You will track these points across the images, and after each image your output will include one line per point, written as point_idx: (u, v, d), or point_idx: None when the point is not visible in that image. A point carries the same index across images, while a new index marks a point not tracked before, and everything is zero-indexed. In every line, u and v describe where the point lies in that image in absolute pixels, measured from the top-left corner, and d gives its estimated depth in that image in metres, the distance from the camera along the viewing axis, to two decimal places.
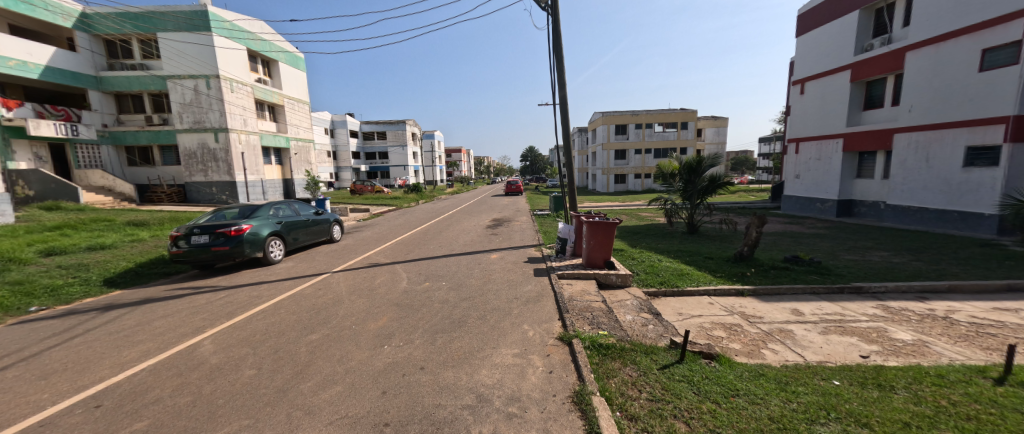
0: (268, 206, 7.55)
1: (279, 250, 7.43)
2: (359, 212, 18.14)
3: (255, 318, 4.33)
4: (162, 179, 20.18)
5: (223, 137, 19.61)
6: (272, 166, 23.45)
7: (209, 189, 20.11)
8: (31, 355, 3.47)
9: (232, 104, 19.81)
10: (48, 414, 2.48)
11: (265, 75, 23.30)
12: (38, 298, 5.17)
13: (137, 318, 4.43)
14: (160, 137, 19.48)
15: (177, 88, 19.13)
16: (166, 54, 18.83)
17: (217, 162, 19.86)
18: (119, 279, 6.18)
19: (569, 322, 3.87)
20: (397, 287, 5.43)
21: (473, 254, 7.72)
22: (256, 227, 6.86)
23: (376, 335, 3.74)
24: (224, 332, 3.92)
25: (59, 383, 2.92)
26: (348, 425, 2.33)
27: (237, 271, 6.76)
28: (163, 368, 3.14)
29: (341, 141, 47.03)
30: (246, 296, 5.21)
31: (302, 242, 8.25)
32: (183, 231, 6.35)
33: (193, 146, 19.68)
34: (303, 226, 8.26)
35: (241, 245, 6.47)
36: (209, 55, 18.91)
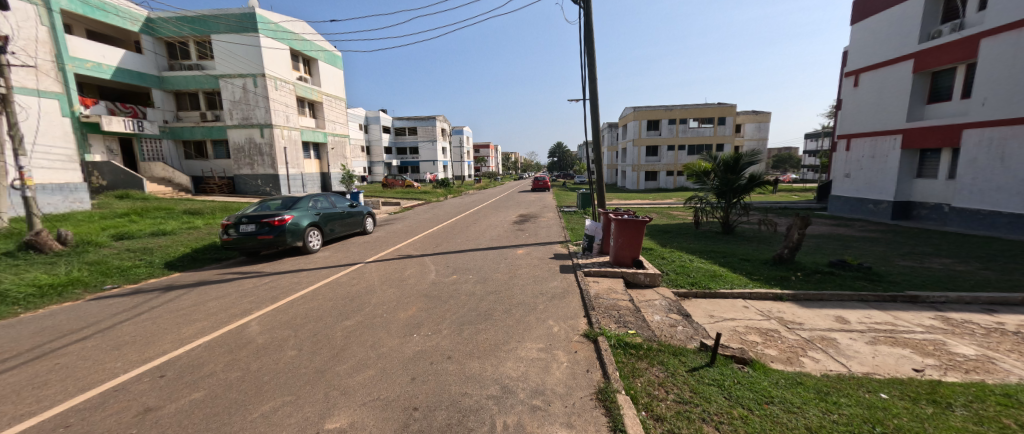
0: (308, 197, 7.94)
1: (317, 239, 7.80)
2: (389, 206, 18.76)
3: (296, 302, 4.60)
4: (214, 171, 21.59)
5: (268, 133, 20.84)
6: (311, 161, 24.60)
7: (255, 182, 21.43)
8: (106, 327, 3.88)
9: (276, 101, 21.00)
10: (120, 381, 2.77)
11: (305, 73, 24.42)
12: (111, 276, 5.77)
13: (193, 299, 4.84)
14: (212, 132, 20.93)
15: (227, 87, 20.47)
16: (218, 54, 20.15)
17: (263, 156, 21.15)
18: (178, 262, 6.74)
19: (595, 319, 3.83)
20: (425, 278, 5.60)
21: (500, 249, 7.80)
22: (296, 218, 7.24)
23: (406, 324, 3.86)
24: (269, 314, 4.19)
25: (130, 353, 3.25)
26: (380, 407, 2.45)
27: (279, 258, 7.22)
28: (215, 345, 3.41)
29: (375, 136, 48.73)
30: (288, 281, 5.56)
31: (338, 233, 8.64)
32: (233, 220, 6.82)
33: (242, 141, 21.01)
34: (338, 218, 8.63)
35: (284, 234, 6.88)
36: (255, 55, 20.11)
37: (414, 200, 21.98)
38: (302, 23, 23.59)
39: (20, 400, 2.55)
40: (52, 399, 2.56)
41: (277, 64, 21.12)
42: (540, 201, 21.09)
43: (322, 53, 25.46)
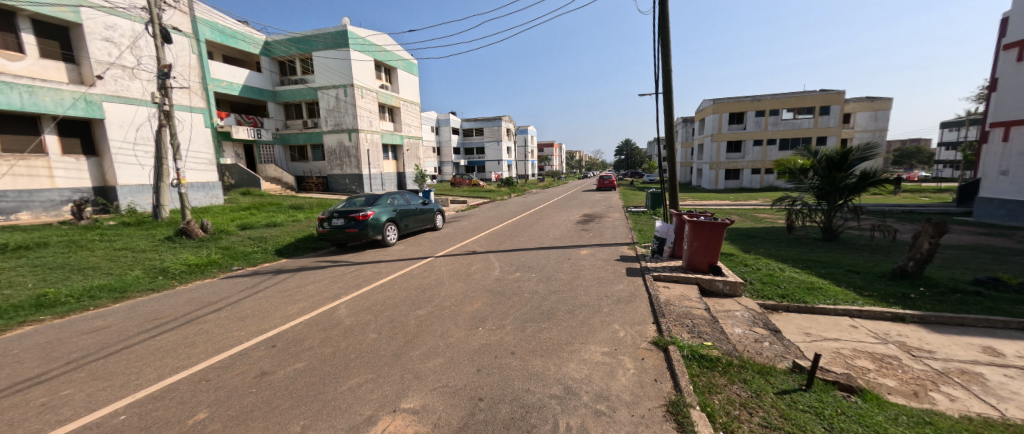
0: (387, 195, 8.70)
1: (393, 234, 8.50)
2: (457, 204, 19.73)
3: (377, 290, 5.08)
4: (312, 172, 24.75)
5: (354, 137, 23.31)
6: (389, 161, 26.90)
7: (344, 181, 24.06)
8: (234, 301, 4.71)
9: (361, 108, 23.34)
10: (244, 347, 3.33)
11: (386, 81, 26.77)
12: (238, 259, 6.96)
13: (296, 282, 5.62)
14: (312, 137, 24.00)
15: (323, 97, 23.26)
16: (318, 69, 23.04)
17: (350, 158, 23.69)
18: (285, 249, 7.88)
19: (665, 327, 3.61)
20: (490, 274, 5.79)
21: (563, 248, 7.74)
22: (377, 214, 7.97)
23: (472, 317, 4.03)
24: (354, 299, 4.69)
25: (250, 324, 3.90)
26: (448, 394, 2.59)
27: (362, 250, 8.02)
28: (312, 323, 3.92)
29: (445, 138, 51.61)
30: (370, 271, 6.17)
31: (412, 228, 9.32)
32: (326, 214, 7.76)
33: (334, 145, 23.75)
34: (412, 214, 9.31)
35: (367, 228, 7.64)
36: (346, 68, 22.59)
37: (480, 199, 22.77)
38: (384, 36, 25.86)
39: (178, 355, 3.22)
40: (198, 357, 3.18)
41: (363, 74, 23.49)
42: (606, 200, 20.46)
43: (401, 62, 27.64)
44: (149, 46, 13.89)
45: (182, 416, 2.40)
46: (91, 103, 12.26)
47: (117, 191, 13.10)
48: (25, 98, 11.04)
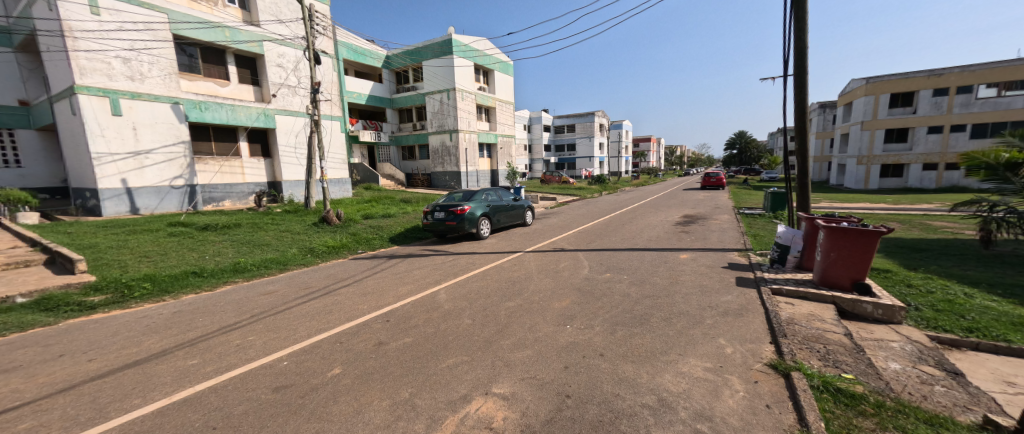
0: (481, 191, 9.25)
1: (486, 227, 9.02)
2: (546, 201, 19.99)
3: (471, 279, 5.46)
4: (418, 169, 27.81)
5: (455, 137, 25.48)
6: (484, 160, 28.65)
7: (446, 178, 26.32)
8: (359, 279, 5.60)
9: (462, 110, 25.40)
10: (366, 318, 3.94)
11: (484, 84, 28.59)
12: (362, 244, 8.24)
13: (404, 266, 6.40)
14: (420, 138, 26.93)
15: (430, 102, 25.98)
16: (427, 77, 25.86)
17: (451, 156, 25.91)
18: (396, 238, 9.03)
19: (787, 349, 3.09)
20: (579, 272, 5.72)
21: (659, 251, 7.23)
22: (472, 208, 8.55)
23: (560, 314, 4.04)
24: (452, 286, 5.13)
25: (370, 300, 4.59)
26: (536, 386, 2.65)
27: (458, 241, 8.70)
28: (418, 304, 4.41)
29: (537, 135, 52.66)
30: (465, 261, 6.66)
31: (503, 223, 9.77)
32: (430, 208, 8.62)
33: (438, 145, 26.27)
34: (504, 210, 9.75)
35: (464, 222, 8.25)
36: (450, 74, 24.87)
37: (571, 197, 22.55)
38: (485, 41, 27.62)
39: (320, 319, 3.98)
40: (333, 322, 3.88)
41: (464, 78, 25.55)
42: (713, 200, 18.39)
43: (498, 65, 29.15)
44: (304, 68, 17.14)
45: (322, 370, 2.97)
46: (268, 116, 15.83)
47: (283, 185, 16.58)
48: (229, 115, 14.70)
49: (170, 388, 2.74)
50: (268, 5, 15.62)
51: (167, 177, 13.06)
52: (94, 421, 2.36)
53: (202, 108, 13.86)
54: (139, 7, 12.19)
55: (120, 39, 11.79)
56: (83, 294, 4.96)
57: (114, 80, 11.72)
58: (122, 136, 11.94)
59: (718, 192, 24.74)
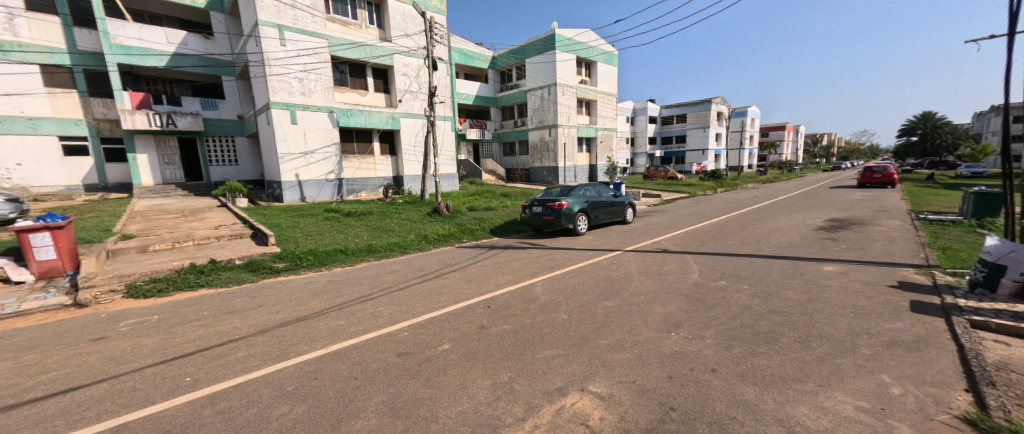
0: (580, 187, 9.19)
1: (584, 224, 8.94)
2: (650, 198, 18.68)
3: (567, 275, 5.48)
4: (517, 165, 29.70)
5: (554, 132, 26.15)
6: (583, 154, 28.54)
7: (544, 173, 27.33)
8: (464, 266, 6.16)
9: (562, 105, 25.85)
10: (471, 303, 4.31)
11: (586, 76, 28.39)
12: (467, 235, 9.03)
13: (503, 257, 6.78)
14: (520, 134, 28.72)
15: (531, 98, 27.26)
16: (529, 74, 27.15)
17: (549, 151, 26.72)
18: (497, 230, 9.66)
19: (995, 404, 2.29)
20: (687, 277, 5.23)
21: (793, 260, 6.11)
22: (570, 204, 8.56)
23: (664, 320, 3.75)
24: (548, 280, 5.23)
25: (473, 286, 4.99)
26: (636, 392, 2.52)
27: (555, 236, 8.82)
28: (516, 294, 4.63)
29: (641, 127, 49.64)
30: (561, 256, 6.71)
31: (601, 220, 9.55)
32: (528, 202, 8.95)
33: (537, 140, 27.47)
34: (602, 206, 9.54)
35: (561, 217, 8.36)
36: (552, 69, 25.54)
37: (679, 194, 20.56)
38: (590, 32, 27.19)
39: (433, 299, 4.50)
40: (444, 303, 4.36)
41: (566, 72, 25.92)
42: (877, 202, 14.65)
43: (602, 56, 28.43)
44: (422, 75, 19.03)
45: (434, 343, 3.35)
46: (395, 119, 18.16)
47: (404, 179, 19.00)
48: (367, 120, 17.28)
49: (327, 341, 3.46)
50: (398, 22, 17.88)
51: (323, 172, 16.26)
52: (280, 358, 3.14)
53: (348, 115, 16.68)
54: (310, 36, 15.36)
55: (297, 63, 15.13)
56: (272, 260, 6.51)
57: (293, 96, 15.05)
58: (297, 139, 15.31)
59: (884, 191, 19.62)
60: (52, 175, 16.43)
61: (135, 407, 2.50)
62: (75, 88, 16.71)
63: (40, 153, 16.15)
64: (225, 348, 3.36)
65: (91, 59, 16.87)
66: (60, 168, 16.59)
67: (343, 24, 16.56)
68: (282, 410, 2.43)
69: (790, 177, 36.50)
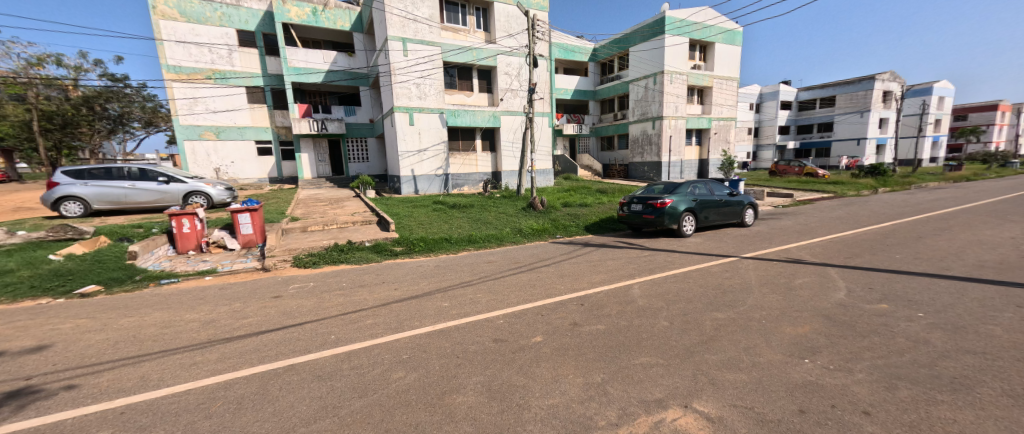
0: (687, 184, 8.38)
1: (690, 225, 8.15)
2: (778, 197, 15.92)
3: (670, 279, 5.05)
4: (616, 160, 28.95)
5: (658, 124, 24.60)
6: (692, 147, 26.24)
7: (644, 168, 26.10)
8: (557, 261, 6.21)
9: (669, 94, 24.07)
10: (564, 299, 4.31)
11: (700, 60, 25.84)
12: (560, 230, 9.11)
13: (597, 255, 6.61)
14: (620, 128, 27.94)
15: (635, 89, 26.19)
16: (634, 63, 26.12)
17: (651, 145, 25.31)
18: (592, 227, 9.51)
19: None
20: (828, 295, 4.31)
21: (1006, 287, 4.49)
22: (675, 202, 7.89)
23: (794, 342, 3.14)
24: (647, 283, 4.89)
25: (565, 282, 4.97)
26: (754, 420, 2.17)
27: (655, 237, 8.23)
28: (611, 294, 4.45)
29: (768, 115, 42.70)
30: (662, 259, 6.21)
31: (712, 221, 8.58)
32: (627, 200, 8.57)
33: (638, 134, 26.37)
34: (715, 206, 8.56)
35: (663, 216, 7.78)
36: (660, 56, 23.99)
37: (817, 194, 17.00)
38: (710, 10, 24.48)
39: (527, 291, 4.65)
40: (536, 296, 4.45)
41: (676, 58, 24.08)
42: None
43: (722, 36, 25.41)
44: (522, 73, 19.58)
45: (528, 334, 3.45)
46: (496, 117, 19.14)
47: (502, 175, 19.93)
48: (472, 119, 18.60)
49: (434, 319, 3.86)
50: (502, 24, 18.75)
51: (434, 168, 18.13)
52: (397, 329, 3.63)
53: (456, 115, 18.22)
54: (427, 45, 17.19)
55: (416, 70, 17.07)
56: (392, 244, 7.52)
57: (412, 100, 17.12)
58: (413, 138, 17.41)
59: None
60: (252, 171, 21.91)
61: (296, 353, 3.18)
62: (263, 102, 21.85)
63: (245, 154, 21.65)
64: (357, 314, 4.04)
65: (275, 80, 21.67)
66: (256, 165, 22.00)
67: (454, 31, 18.12)
68: (397, 375, 2.80)
69: (1002, 174, 26.96)
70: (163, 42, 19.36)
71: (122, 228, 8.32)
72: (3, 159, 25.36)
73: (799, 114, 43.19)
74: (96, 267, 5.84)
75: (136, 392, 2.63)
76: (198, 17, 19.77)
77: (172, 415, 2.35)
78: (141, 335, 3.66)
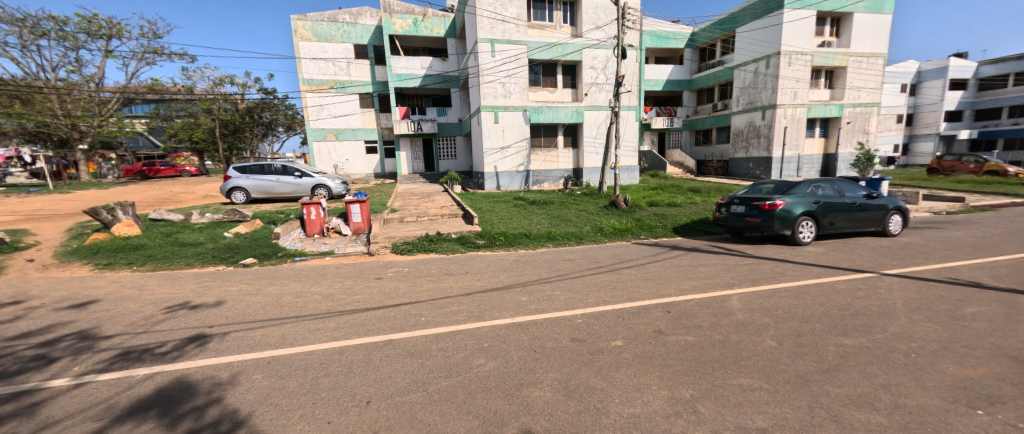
0: (807, 183, 7.17)
1: (809, 231, 6.98)
2: (938, 202, 12.63)
3: (779, 293, 4.39)
4: (714, 155, 26.38)
5: (769, 114, 21.53)
6: (813, 140, 22.54)
7: (749, 165, 23.32)
8: (642, 263, 5.89)
9: (786, 79, 20.84)
10: (649, 304, 4.06)
11: (831, 36, 21.88)
12: (645, 230, 8.61)
13: (688, 260, 6.08)
14: (720, 120, 25.35)
15: (741, 75, 23.38)
16: (741, 45, 23.26)
17: (760, 138, 22.34)
18: (682, 229, 8.78)
19: None
20: (1020, 332, 3.27)
21: None
22: (789, 204, 6.81)
23: (960, 386, 2.45)
24: (750, 295, 4.33)
25: (651, 286, 4.70)
26: None
27: (761, 244, 7.24)
28: (705, 304, 4.06)
29: (928, 98, 34.10)
30: (769, 269, 5.44)
31: (839, 228, 7.21)
32: (726, 200, 7.70)
33: (743, 125, 23.57)
34: (844, 209, 7.18)
35: (772, 220, 6.78)
36: (776, 35, 20.89)
37: (1001, 199, 13.06)
38: None
39: (608, 292, 4.50)
40: (618, 298, 4.29)
41: (798, 36, 20.73)
42: None
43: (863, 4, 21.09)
44: (609, 65, 18.86)
45: (607, 337, 3.34)
46: (579, 112, 18.86)
47: (583, 172, 19.58)
48: (554, 115, 18.70)
49: (514, 312, 3.99)
50: (591, 16, 18.29)
51: (515, 164, 18.62)
52: (479, 318, 3.83)
53: (539, 111, 18.47)
54: (513, 44, 17.66)
55: (502, 70, 17.65)
56: (475, 237, 7.95)
57: (498, 99, 17.80)
58: (497, 136, 18.10)
59: None
60: (360, 167, 25.17)
61: (392, 331, 3.57)
62: (372, 106, 24.93)
63: (355, 153, 24.96)
64: (445, 301, 4.37)
65: (381, 87, 24.54)
66: (364, 162, 25.22)
67: (541, 28, 18.27)
68: (478, 361, 2.95)
69: None
70: (301, 60, 23.17)
71: (270, 213, 10.31)
72: (198, 157, 33.77)
73: (980, 94, 33.55)
74: (254, 244, 7.35)
75: (277, 347, 3.25)
76: (326, 35, 23.32)
77: (301, 369, 2.84)
78: (282, 300, 4.52)
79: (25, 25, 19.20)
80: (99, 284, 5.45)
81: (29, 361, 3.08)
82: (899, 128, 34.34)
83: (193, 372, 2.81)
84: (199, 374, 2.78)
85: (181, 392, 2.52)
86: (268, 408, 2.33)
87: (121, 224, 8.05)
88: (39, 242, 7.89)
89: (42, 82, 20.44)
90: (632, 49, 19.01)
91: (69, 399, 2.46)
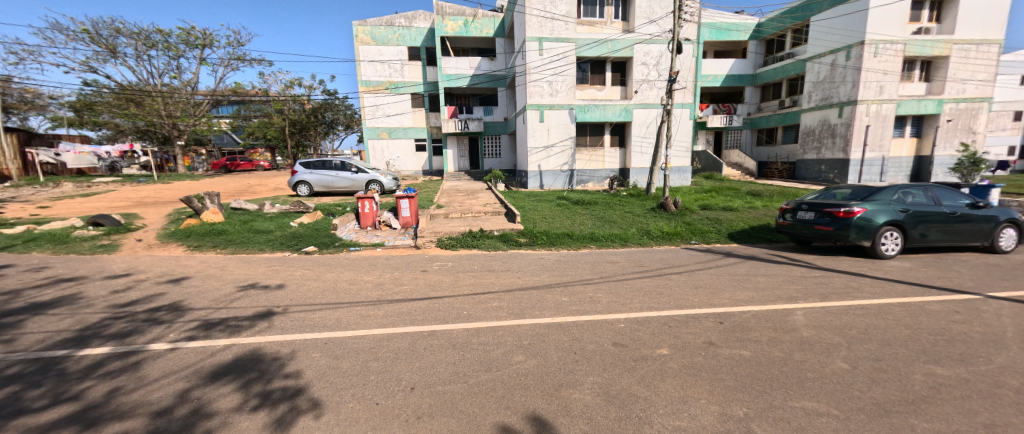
0: (892, 188, 6.37)
1: (893, 243, 6.20)
2: None
3: (853, 311, 3.93)
4: (779, 156, 24.29)
5: (847, 111, 19.33)
6: (903, 140, 19.94)
7: (820, 168, 21.22)
8: (693, 270, 5.57)
9: (871, 71, 18.52)
10: (699, 313, 3.84)
11: (931, 21, 19.24)
12: (696, 235, 8.13)
13: (744, 269, 5.66)
14: (787, 118, 23.29)
15: (814, 68, 21.30)
16: (816, 35, 21.15)
17: (835, 138, 20.15)
18: (738, 235, 8.20)
19: None
20: None
21: None
22: (870, 212, 6.08)
23: None
24: (817, 311, 3.92)
25: (702, 295, 4.43)
26: None
27: (833, 255, 6.54)
28: (764, 317, 3.75)
29: None
30: (841, 283, 4.90)
31: (933, 241, 6.31)
32: (792, 205, 7.05)
33: (815, 124, 21.46)
34: (940, 220, 6.27)
35: (848, 228, 6.09)
36: (859, 22, 18.69)
37: None
38: None
39: (654, 298, 4.31)
40: (665, 305, 4.10)
41: (887, 22, 18.41)
42: None
43: None
44: (663, 61, 18.02)
45: (652, 344, 3.20)
46: (628, 110, 18.22)
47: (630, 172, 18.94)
48: (602, 114, 18.19)
49: (555, 312, 3.96)
50: (644, 10, 17.59)
51: (560, 163, 18.44)
52: (520, 316, 3.84)
53: (585, 110, 18.13)
54: (562, 42, 17.49)
55: (550, 68, 17.54)
56: (517, 235, 7.99)
57: (544, 98, 17.76)
58: (542, 134, 18.05)
59: None
60: (409, 164, 26.36)
61: (436, 322, 3.70)
62: (422, 106, 25.98)
63: (405, 150, 26.17)
64: (487, 297, 4.44)
65: (432, 87, 25.50)
66: (413, 159, 26.37)
67: (591, 25, 17.94)
68: (517, 358, 2.97)
69: None
70: (360, 62, 24.72)
71: (329, 206, 11.14)
72: (272, 154, 37.35)
73: None
74: (315, 234, 8.01)
75: (332, 329, 3.51)
76: (383, 39, 24.69)
77: (353, 352, 3.04)
78: (338, 287, 4.88)
79: (140, 38, 22.42)
80: (191, 263, 6.24)
81: (135, 325, 3.61)
82: (1017, 127, 29.38)
83: (262, 346, 3.12)
84: (267, 348, 3.08)
85: (252, 362, 2.82)
86: (325, 384, 2.52)
87: (208, 211, 9.12)
88: (146, 224, 9.22)
89: (151, 86, 23.82)
90: (689, 43, 18.04)
91: (166, 361, 2.84)
